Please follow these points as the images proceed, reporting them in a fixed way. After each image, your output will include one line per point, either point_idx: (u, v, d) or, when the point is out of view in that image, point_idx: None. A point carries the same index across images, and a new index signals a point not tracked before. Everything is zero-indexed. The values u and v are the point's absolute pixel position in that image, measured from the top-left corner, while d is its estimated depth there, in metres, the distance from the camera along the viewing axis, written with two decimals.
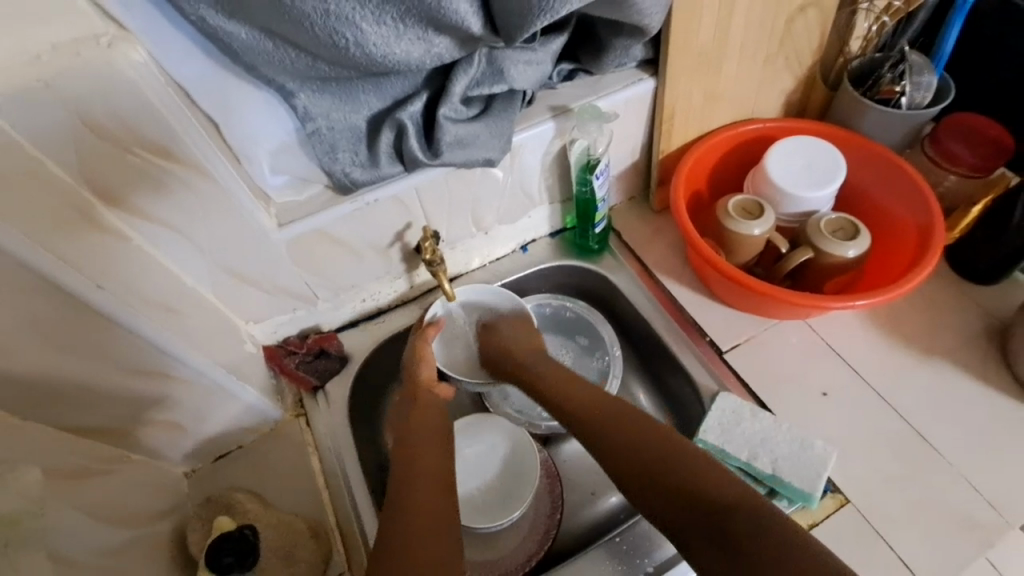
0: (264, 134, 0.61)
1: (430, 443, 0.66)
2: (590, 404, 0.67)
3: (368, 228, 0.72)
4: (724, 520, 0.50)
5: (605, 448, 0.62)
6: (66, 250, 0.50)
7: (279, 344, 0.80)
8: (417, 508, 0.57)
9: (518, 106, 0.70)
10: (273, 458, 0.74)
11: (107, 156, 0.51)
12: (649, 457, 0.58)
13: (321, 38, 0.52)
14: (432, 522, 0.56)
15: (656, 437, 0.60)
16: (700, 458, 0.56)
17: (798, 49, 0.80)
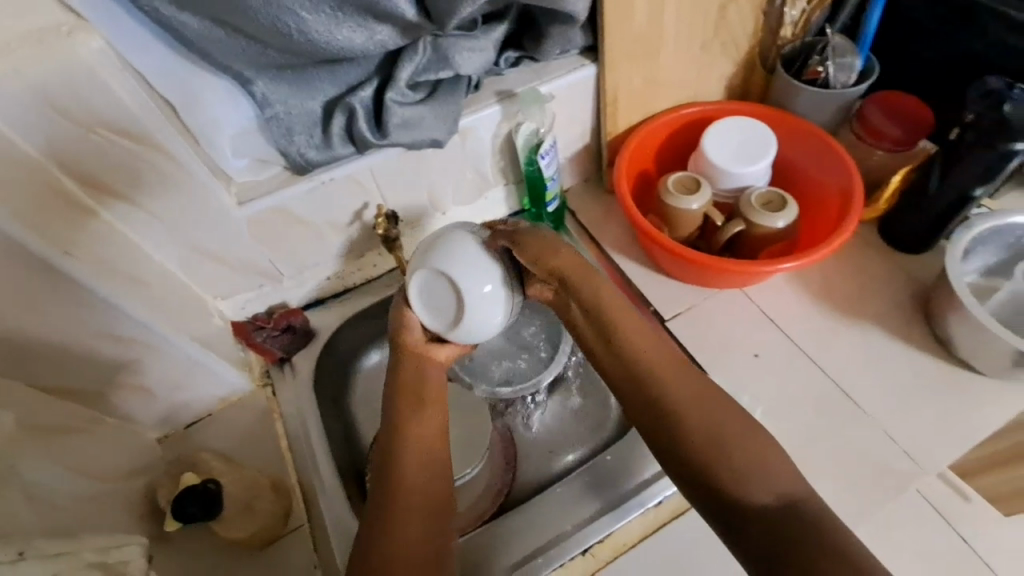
0: (226, 118, 0.66)
1: (416, 409, 0.69)
2: (651, 361, 0.65)
3: (326, 207, 0.77)
4: (780, 516, 0.52)
5: (669, 407, 0.62)
6: (35, 220, 0.55)
7: (248, 319, 0.84)
8: (408, 498, 0.62)
9: (464, 91, 0.75)
10: (240, 424, 0.80)
11: (72, 137, 0.56)
12: (711, 438, 0.59)
13: (266, 26, 0.57)
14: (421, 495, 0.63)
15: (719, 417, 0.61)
16: (762, 448, 0.58)
17: (734, 35, 0.85)
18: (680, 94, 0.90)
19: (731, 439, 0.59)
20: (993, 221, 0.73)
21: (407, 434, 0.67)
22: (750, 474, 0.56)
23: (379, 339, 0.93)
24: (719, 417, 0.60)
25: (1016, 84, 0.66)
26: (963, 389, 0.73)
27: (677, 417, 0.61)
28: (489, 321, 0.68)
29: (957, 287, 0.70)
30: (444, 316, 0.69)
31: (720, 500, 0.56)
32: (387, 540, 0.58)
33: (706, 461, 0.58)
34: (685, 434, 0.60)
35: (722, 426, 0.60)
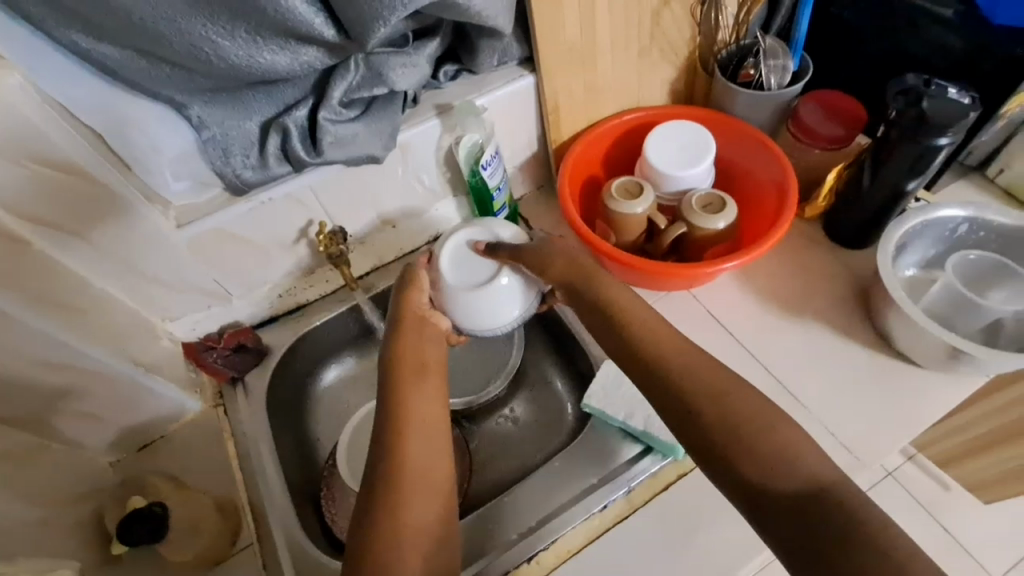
0: (166, 143, 0.66)
1: (420, 388, 0.65)
2: (662, 342, 0.59)
3: (269, 226, 0.78)
4: (810, 503, 0.45)
5: (684, 390, 0.55)
6: None
7: (198, 340, 0.84)
8: (414, 488, 0.57)
9: (400, 107, 0.76)
10: (193, 445, 0.81)
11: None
12: (730, 420, 0.52)
13: (182, 52, 0.58)
14: (425, 483, 0.58)
15: (738, 396, 0.54)
16: (791, 431, 0.51)
17: (671, 40, 0.86)
18: (624, 100, 0.91)
19: (752, 420, 0.52)
20: (926, 214, 0.74)
21: (407, 420, 0.62)
22: (783, 458, 0.48)
23: (335, 353, 0.93)
24: (739, 396, 0.53)
25: (933, 80, 0.67)
26: (901, 380, 0.74)
27: (693, 396, 0.55)
28: (497, 308, 0.75)
29: (887, 281, 0.71)
30: (461, 283, 0.74)
31: (743, 484, 0.49)
32: (388, 536, 0.53)
33: (730, 443, 0.51)
34: (704, 414, 0.53)
35: (743, 404, 0.53)
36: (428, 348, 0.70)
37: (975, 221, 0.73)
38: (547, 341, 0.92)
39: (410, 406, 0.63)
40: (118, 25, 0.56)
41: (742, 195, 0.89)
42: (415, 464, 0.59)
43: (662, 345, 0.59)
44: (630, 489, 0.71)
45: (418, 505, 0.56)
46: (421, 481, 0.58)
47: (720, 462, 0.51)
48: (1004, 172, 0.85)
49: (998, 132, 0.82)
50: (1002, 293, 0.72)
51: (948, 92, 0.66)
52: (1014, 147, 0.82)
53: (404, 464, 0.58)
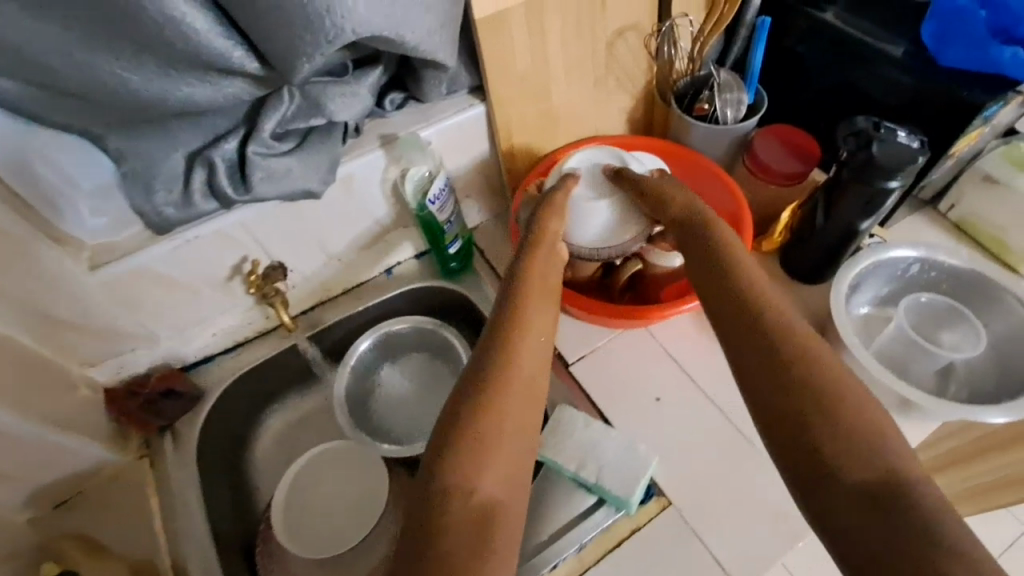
0: (80, 175, 0.63)
1: (538, 304, 0.60)
2: (766, 304, 0.54)
3: (197, 265, 0.72)
4: (871, 490, 0.43)
5: (784, 356, 0.50)
6: None
7: (122, 384, 0.78)
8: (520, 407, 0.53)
9: (340, 137, 0.72)
10: (116, 500, 0.75)
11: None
12: (826, 396, 0.48)
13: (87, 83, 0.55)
14: (530, 400, 0.54)
15: (836, 374, 0.49)
16: (875, 415, 0.47)
17: (626, 70, 0.84)
18: (579, 129, 0.89)
19: (833, 395, 0.48)
20: (878, 256, 0.73)
21: (525, 323, 0.58)
22: (856, 443, 0.45)
23: (277, 395, 0.88)
24: (825, 367, 0.49)
25: (882, 123, 0.66)
26: None
27: (780, 357, 0.50)
28: (609, 225, 0.75)
29: (840, 323, 0.70)
30: (585, 195, 0.75)
31: (804, 454, 0.47)
32: (482, 422, 0.50)
33: (807, 410, 0.48)
34: (784, 377, 0.49)
35: (831, 375, 0.49)
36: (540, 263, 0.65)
37: (927, 262, 0.74)
38: None
39: (525, 309, 0.59)
40: (16, 62, 0.53)
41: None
42: (529, 367, 0.55)
43: (769, 307, 0.54)
44: (582, 546, 0.68)
45: (524, 408, 0.53)
46: (527, 390, 0.54)
47: (787, 424, 0.48)
48: (954, 208, 0.85)
49: (947, 170, 0.82)
50: (953, 334, 0.71)
51: (899, 136, 0.65)
52: (961, 183, 0.83)
53: (519, 365, 0.54)
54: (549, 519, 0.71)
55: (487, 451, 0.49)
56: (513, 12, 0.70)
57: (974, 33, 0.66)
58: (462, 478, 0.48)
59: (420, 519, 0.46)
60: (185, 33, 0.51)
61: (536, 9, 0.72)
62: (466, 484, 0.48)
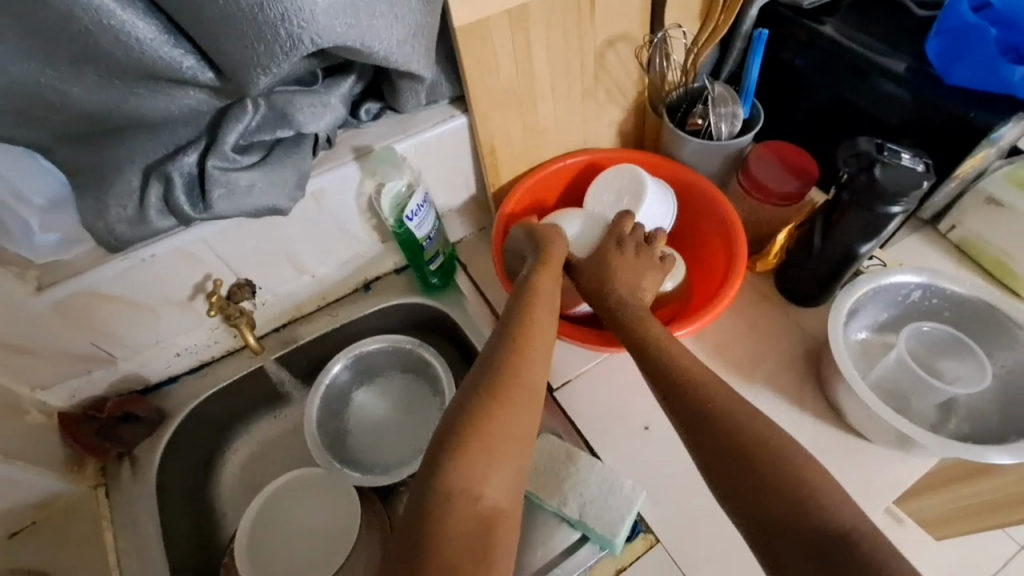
0: (26, 189, 0.59)
1: (543, 309, 0.61)
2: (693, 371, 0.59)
3: (156, 284, 0.68)
4: (823, 547, 0.46)
5: (711, 421, 0.54)
6: None
7: (78, 409, 0.74)
8: (517, 414, 0.52)
9: (310, 150, 0.67)
10: (68, 532, 0.69)
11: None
12: (757, 452, 0.51)
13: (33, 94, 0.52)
14: (533, 399, 0.54)
15: (757, 429, 0.53)
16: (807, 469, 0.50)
17: (617, 81, 0.80)
18: (568, 141, 0.85)
19: (767, 454, 0.51)
20: (878, 281, 0.70)
21: (522, 346, 0.57)
22: (797, 496, 0.48)
23: (246, 415, 0.84)
24: (757, 426, 0.53)
25: (886, 144, 0.63)
26: (853, 458, 0.69)
27: (718, 419, 0.54)
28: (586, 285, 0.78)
29: (836, 353, 0.67)
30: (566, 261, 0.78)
31: (757, 517, 0.50)
32: (480, 435, 0.50)
33: (749, 468, 0.51)
34: (725, 443, 0.53)
35: (762, 432, 0.53)
36: (547, 281, 0.64)
37: (928, 288, 0.70)
38: None
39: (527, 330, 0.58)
40: None
41: (692, 249, 0.84)
42: (531, 384, 0.55)
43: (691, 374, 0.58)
44: None
45: (524, 420, 0.53)
46: (529, 403, 0.53)
47: (734, 484, 0.51)
48: (956, 228, 0.81)
49: (949, 190, 0.79)
50: (952, 362, 0.68)
51: (902, 158, 0.61)
52: (964, 202, 0.79)
53: (522, 383, 0.54)
54: (528, 557, 0.66)
55: (490, 465, 0.49)
56: (495, 20, 0.66)
57: (985, 50, 0.63)
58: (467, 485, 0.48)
59: (421, 530, 0.46)
60: (123, 40, 0.49)
61: (521, 17, 0.68)
62: (469, 496, 0.47)
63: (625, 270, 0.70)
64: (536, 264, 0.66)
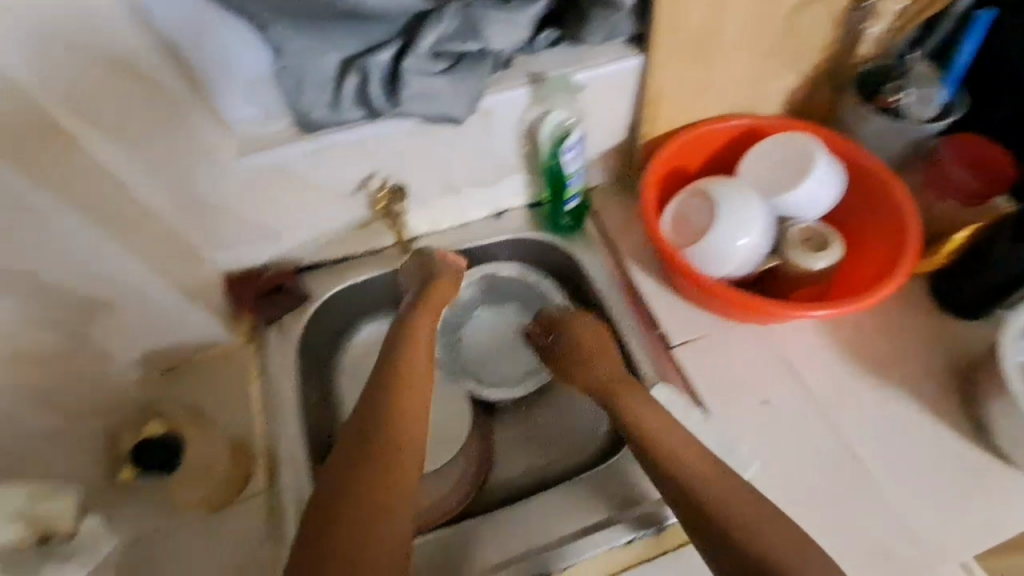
0: (237, 63, 0.62)
1: (410, 393, 0.66)
2: (689, 460, 0.62)
3: (331, 171, 0.73)
4: None
5: (720, 519, 0.57)
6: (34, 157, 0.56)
7: (235, 274, 0.80)
8: (389, 459, 0.60)
9: (490, 68, 0.69)
10: (215, 377, 0.77)
11: (57, 56, 0.54)
12: (776, 554, 0.54)
13: None
14: (397, 491, 0.59)
15: (769, 528, 0.56)
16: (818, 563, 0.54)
17: (801, 44, 0.76)
18: (734, 102, 0.81)
19: (702, 471, 0.61)
20: None
21: (396, 454, 0.61)
22: (726, 508, 0.58)
23: (371, 312, 0.90)
24: (681, 446, 0.63)
25: None
26: (980, 478, 0.67)
27: (662, 446, 0.64)
28: (731, 244, 0.71)
29: (1005, 372, 0.64)
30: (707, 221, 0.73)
31: None
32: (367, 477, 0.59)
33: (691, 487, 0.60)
34: (735, 543, 0.56)
35: (685, 451, 0.63)
36: (417, 341, 0.71)
37: None
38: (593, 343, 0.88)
39: (409, 381, 0.67)
40: None
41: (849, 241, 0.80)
42: (410, 403, 0.65)
43: (684, 461, 0.62)
44: (662, 527, 0.67)
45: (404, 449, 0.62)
46: (405, 442, 0.62)
47: (695, 509, 0.59)
48: None
49: None
50: None
51: None
52: None
53: (407, 403, 0.65)
54: (628, 494, 0.69)
55: (378, 502, 0.58)
56: None
57: None
58: (345, 547, 0.54)
59: None
60: None
61: None
62: (385, 485, 0.59)
63: (590, 339, 0.76)
64: (408, 324, 0.72)
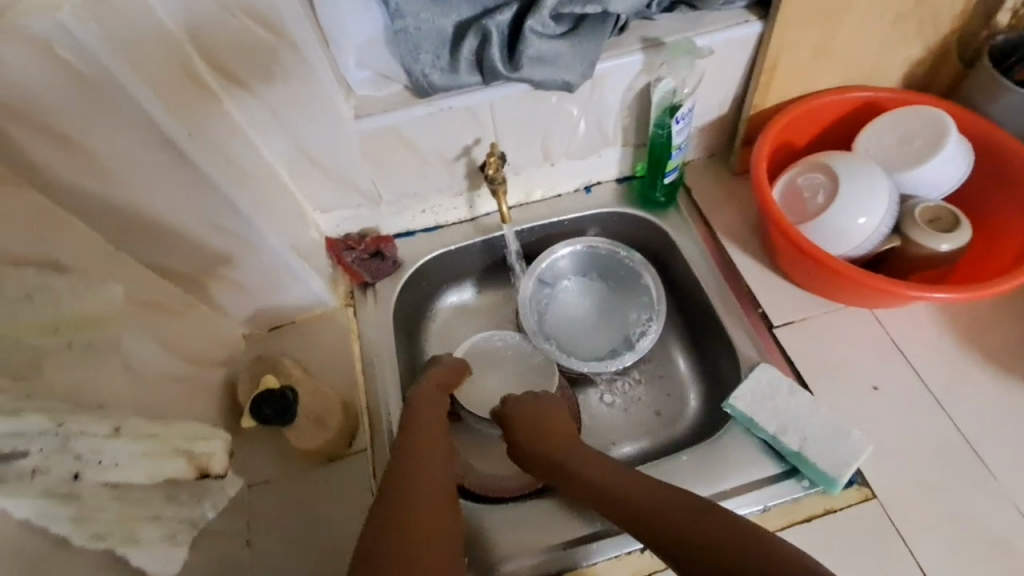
0: (355, 25, 0.63)
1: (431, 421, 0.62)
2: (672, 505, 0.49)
3: (439, 135, 0.73)
4: None
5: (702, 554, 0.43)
6: (180, 106, 0.52)
7: (340, 238, 0.83)
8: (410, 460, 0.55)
9: (609, 31, 0.67)
10: (315, 337, 0.77)
11: (201, 7, 0.51)
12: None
13: None
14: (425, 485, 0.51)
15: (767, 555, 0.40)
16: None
17: (939, 10, 0.70)
18: (851, 73, 0.76)
19: (682, 510, 0.47)
20: None
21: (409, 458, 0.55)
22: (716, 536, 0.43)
23: (459, 280, 0.90)
24: (648, 498, 0.51)
25: None
26: None
27: (632, 505, 0.51)
28: (851, 223, 0.69)
29: None
30: (823, 200, 0.71)
31: None
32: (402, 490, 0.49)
33: (666, 529, 0.46)
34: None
35: (662, 499, 0.50)
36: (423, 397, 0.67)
37: None
38: (682, 321, 0.86)
39: (417, 437, 0.59)
40: None
41: (977, 230, 0.75)
42: (426, 451, 0.56)
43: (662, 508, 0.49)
44: (766, 508, 0.65)
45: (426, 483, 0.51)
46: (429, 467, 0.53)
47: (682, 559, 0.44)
48: None
49: None
50: None
51: None
52: None
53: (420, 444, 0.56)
54: (729, 474, 0.67)
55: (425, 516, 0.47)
56: None
57: None
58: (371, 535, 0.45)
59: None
60: None
61: None
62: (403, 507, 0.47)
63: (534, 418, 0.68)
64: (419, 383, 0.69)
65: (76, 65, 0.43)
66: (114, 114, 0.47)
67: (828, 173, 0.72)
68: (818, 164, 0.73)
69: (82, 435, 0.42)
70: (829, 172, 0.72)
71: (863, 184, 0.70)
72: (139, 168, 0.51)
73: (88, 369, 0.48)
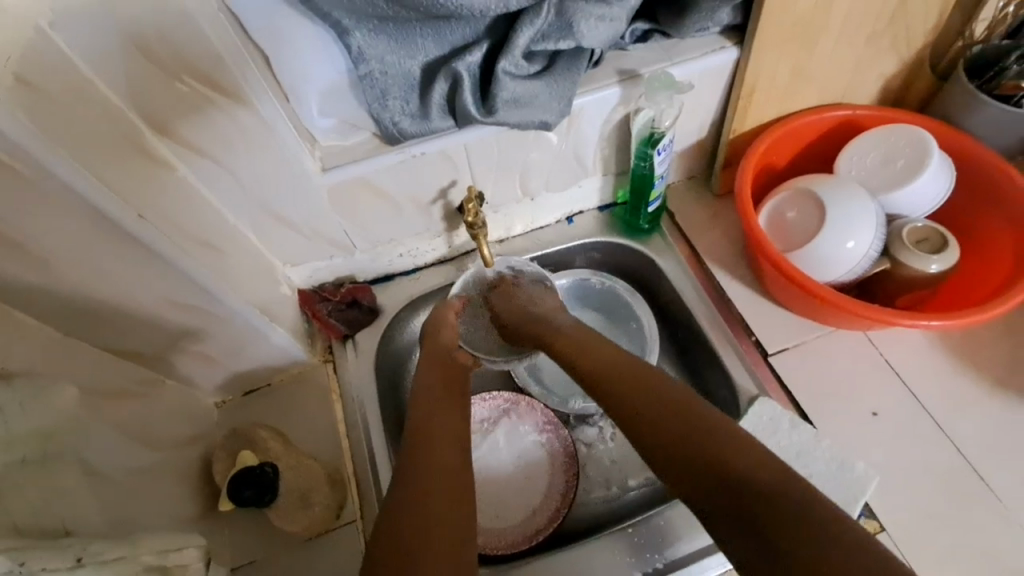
0: (315, 70, 0.58)
1: (436, 364, 0.67)
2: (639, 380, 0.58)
3: (413, 180, 0.69)
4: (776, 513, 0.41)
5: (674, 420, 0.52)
6: (125, 183, 0.47)
7: (314, 289, 0.79)
8: (431, 389, 0.63)
9: (585, 66, 0.64)
10: (294, 399, 0.73)
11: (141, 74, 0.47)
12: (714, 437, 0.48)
13: None
14: (435, 409, 0.59)
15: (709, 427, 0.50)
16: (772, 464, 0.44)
17: (911, 28, 0.69)
18: (830, 91, 0.75)
19: (649, 392, 0.56)
20: None
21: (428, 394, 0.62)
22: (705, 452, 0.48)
23: None
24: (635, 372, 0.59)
25: None
26: None
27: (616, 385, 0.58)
28: (839, 248, 0.68)
29: None
30: (813, 228, 0.69)
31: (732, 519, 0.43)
32: (421, 439, 0.55)
33: (660, 438, 0.52)
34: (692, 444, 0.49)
35: (635, 375, 0.58)
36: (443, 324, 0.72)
37: None
38: (675, 351, 0.84)
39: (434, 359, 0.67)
40: None
41: (965, 244, 0.75)
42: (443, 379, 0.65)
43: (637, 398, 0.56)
44: None
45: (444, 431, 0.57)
46: (441, 445, 0.55)
47: (683, 473, 0.48)
48: None
49: None
50: None
51: None
52: None
53: (433, 433, 0.56)
54: None
55: (438, 463, 0.53)
56: None
57: None
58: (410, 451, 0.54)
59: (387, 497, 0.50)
60: None
61: None
62: (423, 432, 0.56)
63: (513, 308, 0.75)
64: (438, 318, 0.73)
65: (6, 160, 0.38)
66: (53, 202, 0.42)
67: (812, 194, 0.71)
68: (802, 187, 0.72)
69: (45, 571, 0.38)
70: (813, 195, 0.71)
71: (850, 208, 0.68)
72: (80, 257, 0.46)
73: (27, 487, 0.43)
